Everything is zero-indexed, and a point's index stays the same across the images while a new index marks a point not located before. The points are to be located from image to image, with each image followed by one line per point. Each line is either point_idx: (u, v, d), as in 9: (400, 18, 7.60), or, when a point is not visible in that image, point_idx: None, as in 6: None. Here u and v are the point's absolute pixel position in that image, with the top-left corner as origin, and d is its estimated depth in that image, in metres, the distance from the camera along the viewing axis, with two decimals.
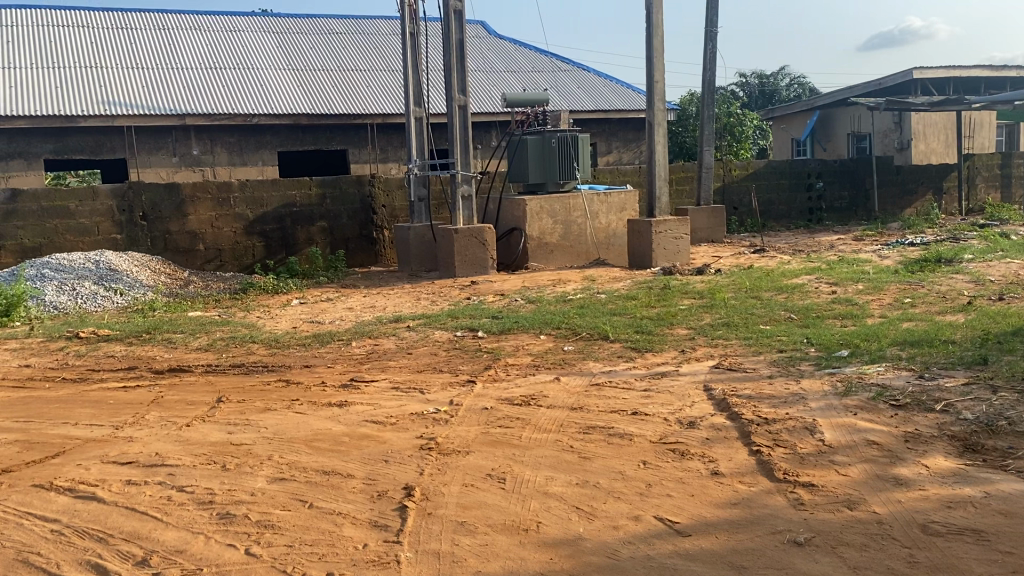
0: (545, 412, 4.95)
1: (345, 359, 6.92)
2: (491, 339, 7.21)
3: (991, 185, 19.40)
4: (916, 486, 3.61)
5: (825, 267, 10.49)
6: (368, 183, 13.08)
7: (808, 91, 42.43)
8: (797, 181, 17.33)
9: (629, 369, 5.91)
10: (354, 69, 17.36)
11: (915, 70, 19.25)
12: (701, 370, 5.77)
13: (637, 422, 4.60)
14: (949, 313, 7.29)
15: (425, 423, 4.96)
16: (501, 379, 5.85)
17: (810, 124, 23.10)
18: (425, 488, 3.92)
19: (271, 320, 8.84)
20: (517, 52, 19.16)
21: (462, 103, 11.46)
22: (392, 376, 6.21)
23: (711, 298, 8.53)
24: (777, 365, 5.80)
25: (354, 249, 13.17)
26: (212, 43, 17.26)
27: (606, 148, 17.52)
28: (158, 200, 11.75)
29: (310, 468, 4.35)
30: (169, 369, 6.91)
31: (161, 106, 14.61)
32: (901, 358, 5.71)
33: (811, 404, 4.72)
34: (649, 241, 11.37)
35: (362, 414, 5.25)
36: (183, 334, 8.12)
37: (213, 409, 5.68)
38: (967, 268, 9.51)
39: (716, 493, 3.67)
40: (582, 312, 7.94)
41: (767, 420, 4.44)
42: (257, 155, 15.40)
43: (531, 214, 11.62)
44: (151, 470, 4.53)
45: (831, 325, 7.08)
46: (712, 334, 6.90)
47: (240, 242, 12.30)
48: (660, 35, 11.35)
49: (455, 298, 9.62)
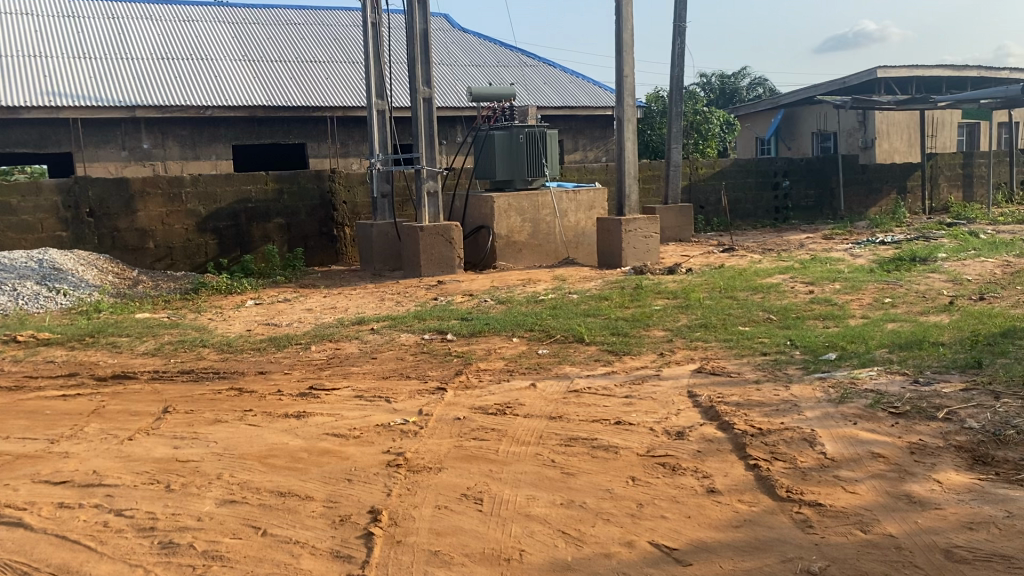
0: (521, 423, 4.59)
1: (303, 364, 6.50)
2: (460, 343, 6.83)
3: (954, 185, 19.50)
4: (932, 505, 3.33)
5: (798, 266, 10.28)
6: (328, 178, 12.62)
7: (770, 92, 42.73)
8: (764, 179, 17.20)
9: (608, 374, 5.58)
10: (313, 61, 16.85)
11: (879, 68, 19.32)
12: (683, 375, 5.46)
13: (621, 433, 4.26)
14: (932, 314, 7.08)
15: (392, 436, 4.57)
16: (474, 387, 5.47)
17: (775, 123, 23.13)
18: (393, 512, 3.53)
19: (224, 322, 8.35)
20: (481, 46, 18.76)
21: (427, 95, 11.05)
22: (355, 383, 5.80)
23: (686, 298, 8.25)
24: (762, 369, 5.50)
25: (313, 247, 12.70)
26: (164, 33, 16.61)
27: (573, 145, 17.21)
28: (106, 196, 11.17)
29: (264, 488, 3.94)
30: (113, 377, 6.41)
31: (109, 97, 13.97)
32: (892, 362, 5.46)
33: (806, 412, 4.42)
34: (619, 240, 11.07)
35: (322, 426, 4.84)
36: (129, 338, 7.61)
37: (158, 421, 5.22)
38: (943, 267, 9.35)
39: (715, 514, 3.33)
40: (554, 313, 7.60)
41: (761, 430, 4.13)
42: (211, 150, 14.83)
43: (499, 212, 11.25)
44: (85, 491, 4.07)
45: (813, 326, 6.81)
46: (691, 336, 6.60)
47: (193, 240, 11.76)
48: (630, 28, 11.05)
49: (420, 299, 9.23)
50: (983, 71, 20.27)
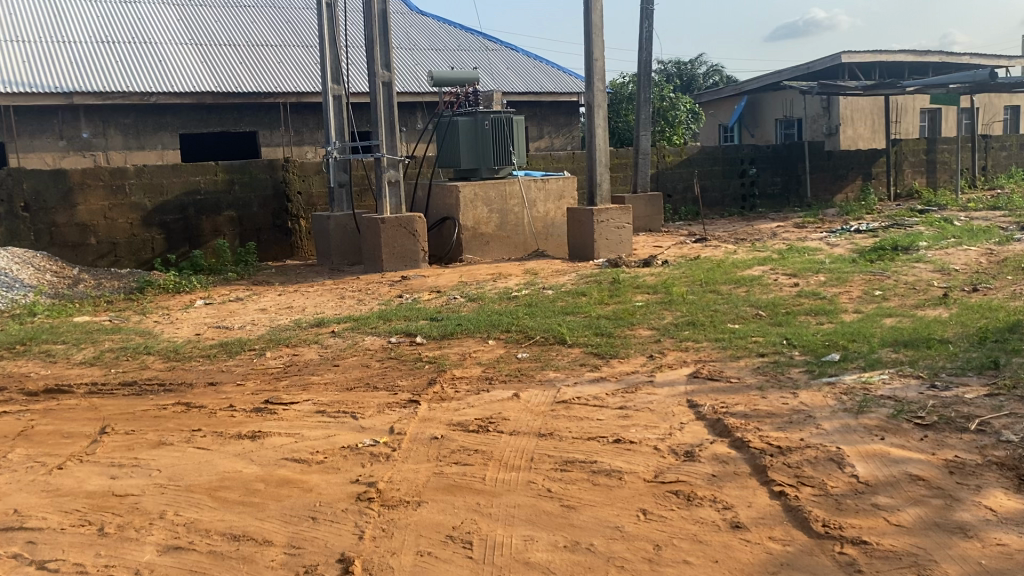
0: (507, 442, 4.09)
1: (259, 373, 5.92)
2: (431, 346, 6.30)
3: (917, 171, 19.41)
4: (990, 538, 2.91)
5: (777, 257, 9.91)
6: (281, 168, 11.96)
7: (726, 79, 42.69)
8: (731, 167, 16.88)
9: (597, 382, 5.07)
10: (264, 45, 16.09)
11: (844, 54, 19.14)
12: (679, 381, 4.98)
13: (623, 454, 3.77)
14: (927, 308, 6.72)
15: (361, 461, 4.05)
16: (450, 398, 4.94)
17: (738, 110, 22.93)
18: (367, 561, 3.01)
19: (171, 325, 7.70)
20: (441, 30, 18.12)
21: (387, 79, 10.44)
22: (317, 396, 5.24)
23: (668, 292, 7.81)
24: (762, 372, 5.04)
25: (268, 240, 12.04)
26: (104, 15, 15.66)
27: (537, 133, 16.71)
28: (42, 189, 10.38)
29: (215, 530, 3.39)
30: (46, 392, 5.74)
31: (45, 83, 13.07)
32: (901, 362, 5.06)
33: (825, 425, 3.98)
34: (591, 231, 10.61)
35: (282, 449, 4.30)
36: (66, 345, 6.92)
37: (94, 444, 4.61)
38: (927, 257, 9.04)
39: (745, 557, 2.87)
40: (530, 311, 7.10)
41: (781, 448, 3.66)
42: (157, 139, 14.05)
43: (465, 202, 10.71)
44: (2, 538, 3.46)
45: (807, 323, 6.39)
46: (680, 335, 6.15)
47: (139, 235, 11.03)
48: (599, 8, 10.54)
49: (385, 296, 8.67)
50: (945, 57, 20.25)
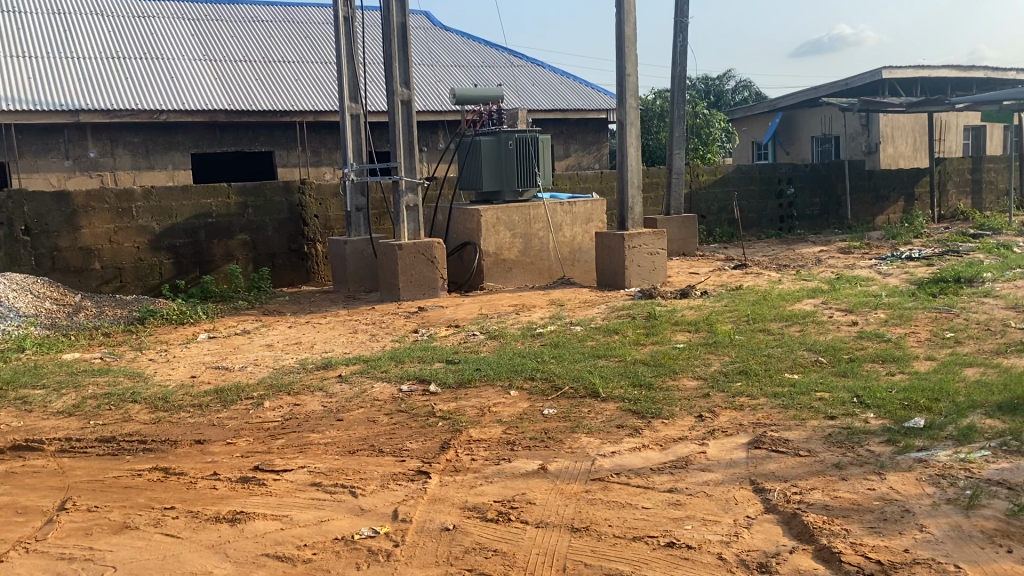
0: (534, 539, 3.36)
1: (253, 429, 5.22)
2: (446, 397, 5.57)
3: (962, 191, 18.49)
4: None
5: (826, 288, 9.10)
6: (297, 190, 11.35)
7: (755, 96, 41.98)
8: (768, 187, 16.05)
9: (639, 452, 4.29)
10: (281, 61, 15.58)
11: (884, 69, 18.32)
12: (739, 455, 4.19)
13: (680, 566, 3.05)
14: (1010, 355, 5.91)
15: (359, 560, 3.33)
16: (465, 471, 4.21)
17: (773, 126, 22.15)
18: None
19: (165, 365, 7.04)
20: (465, 46, 17.53)
21: (406, 98, 9.76)
22: (313, 462, 4.53)
23: (711, 331, 7.04)
24: (837, 445, 4.23)
25: (282, 266, 11.40)
26: (116, 30, 15.20)
27: (564, 151, 16.03)
28: (43, 211, 9.81)
29: None
30: (12, 449, 5.07)
31: (51, 100, 12.58)
32: (1001, 433, 4.24)
33: (931, 526, 3.19)
34: (622, 258, 9.86)
35: (265, 540, 3.59)
36: (45, 390, 6.25)
37: (48, 525, 3.92)
38: (996, 291, 8.21)
39: None
40: (558, 354, 6.34)
41: (884, 565, 2.92)
42: (167, 159, 13.51)
43: (487, 227, 10.01)
44: None
45: (876, 374, 5.58)
46: (731, 387, 5.39)
47: (145, 260, 10.43)
48: (633, 20, 9.81)
49: (399, 331, 7.98)
50: (990, 71, 19.41)
